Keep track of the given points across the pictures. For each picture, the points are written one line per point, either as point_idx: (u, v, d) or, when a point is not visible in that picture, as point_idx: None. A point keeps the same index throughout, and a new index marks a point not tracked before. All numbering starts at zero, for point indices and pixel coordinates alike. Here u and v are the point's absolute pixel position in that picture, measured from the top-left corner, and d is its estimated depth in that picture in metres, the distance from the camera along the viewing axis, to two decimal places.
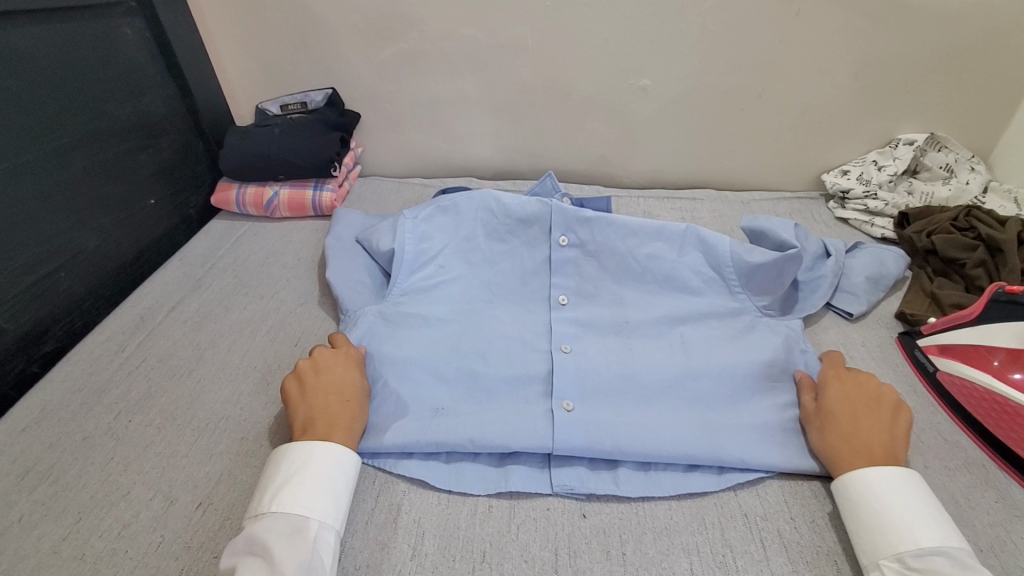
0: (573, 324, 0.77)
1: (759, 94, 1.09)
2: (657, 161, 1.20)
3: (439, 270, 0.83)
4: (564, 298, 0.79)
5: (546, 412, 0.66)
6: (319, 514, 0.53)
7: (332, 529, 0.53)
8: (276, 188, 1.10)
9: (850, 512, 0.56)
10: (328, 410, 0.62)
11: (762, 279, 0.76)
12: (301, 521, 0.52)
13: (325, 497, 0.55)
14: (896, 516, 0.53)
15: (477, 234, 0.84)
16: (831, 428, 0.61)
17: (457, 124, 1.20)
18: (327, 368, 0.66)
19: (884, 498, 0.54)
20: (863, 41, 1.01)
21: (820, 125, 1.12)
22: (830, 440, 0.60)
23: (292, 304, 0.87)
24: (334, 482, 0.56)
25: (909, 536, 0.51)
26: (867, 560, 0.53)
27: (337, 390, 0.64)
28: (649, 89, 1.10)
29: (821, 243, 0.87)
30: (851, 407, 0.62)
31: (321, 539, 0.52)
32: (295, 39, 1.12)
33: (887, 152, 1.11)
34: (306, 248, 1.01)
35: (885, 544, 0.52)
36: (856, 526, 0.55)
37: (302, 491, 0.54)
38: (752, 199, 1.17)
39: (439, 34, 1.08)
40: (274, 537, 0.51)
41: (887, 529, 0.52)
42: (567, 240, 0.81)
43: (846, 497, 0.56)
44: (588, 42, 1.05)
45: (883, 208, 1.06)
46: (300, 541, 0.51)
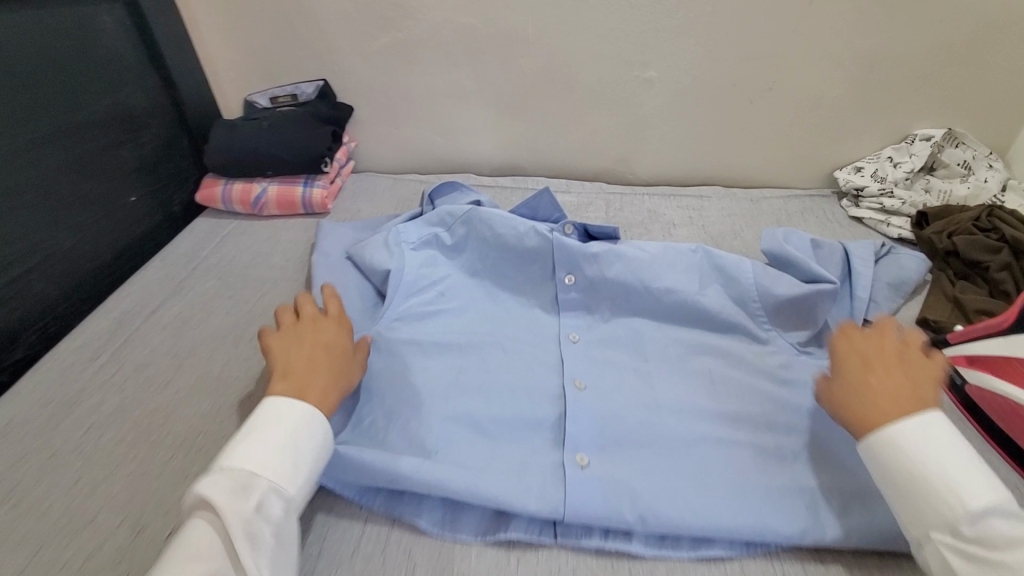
0: (586, 359, 0.72)
1: (769, 86, 1.04)
2: (661, 157, 1.15)
3: (440, 296, 0.80)
4: (576, 335, 0.75)
5: (557, 466, 0.59)
6: (270, 475, 0.48)
7: (284, 495, 0.48)
8: (264, 185, 1.05)
9: (888, 479, 0.49)
10: (309, 366, 0.58)
11: (791, 314, 0.73)
12: (249, 477, 0.47)
13: (280, 458, 0.49)
14: (942, 480, 0.46)
15: (478, 269, 0.84)
16: (848, 381, 0.56)
17: (454, 117, 1.15)
18: (316, 326, 0.64)
19: (927, 462, 0.47)
20: (882, 31, 0.96)
21: (834, 120, 1.06)
22: (843, 390, 0.56)
23: (278, 309, 0.82)
24: (295, 446, 0.51)
25: (958, 503, 0.45)
26: (917, 532, 0.47)
27: (323, 345, 0.61)
28: (655, 81, 1.05)
29: (845, 257, 0.84)
30: (865, 359, 0.57)
31: (268, 503, 0.47)
32: (284, 28, 1.07)
33: (903, 149, 1.06)
34: (294, 248, 0.96)
35: (933, 514, 0.46)
36: (898, 495, 0.49)
37: (256, 448, 0.49)
38: (762, 197, 1.12)
39: (435, 22, 1.03)
40: (218, 490, 0.46)
41: (934, 497, 0.46)
42: (573, 279, 0.78)
43: (881, 464, 0.50)
44: (590, 32, 1.00)
45: (899, 207, 1.01)
46: (245, 499, 0.46)
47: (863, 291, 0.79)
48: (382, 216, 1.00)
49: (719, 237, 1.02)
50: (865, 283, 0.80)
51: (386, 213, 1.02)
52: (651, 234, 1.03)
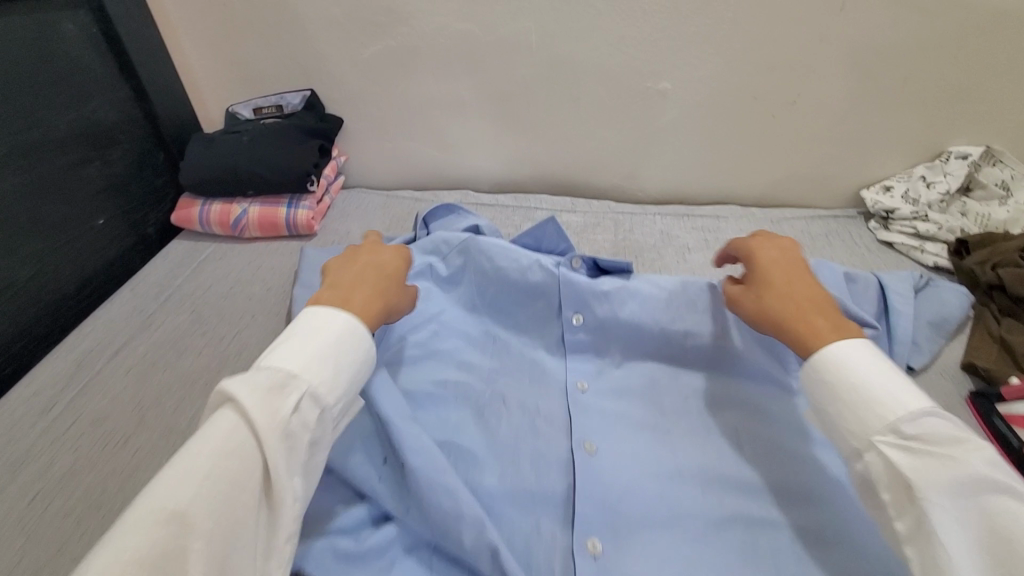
0: (597, 414, 0.64)
1: (794, 98, 0.95)
2: (674, 174, 1.07)
3: (435, 335, 0.72)
4: (584, 383, 0.67)
5: (566, 558, 0.52)
6: (310, 379, 0.44)
7: (321, 403, 0.45)
8: (244, 205, 0.96)
9: (833, 396, 0.49)
10: (359, 282, 0.55)
11: None
12: (287, 377, 0.43)
13: (320, 362, 0.46)
14: (883, 389, 0.46)
15: (477, 304, 0.76)
16: (775, 291, 0.57)
17: (451, 130, 1.07)
18: (374, 249, 0.62)
19: (867, 373, 0.47)
20: (921, 41, 0.87)
21: (862, 136, 0.98)
22: (769, 301, 0.57)
23: (255, 350, 0.75)
24: (336, 354, 0.47)
25: (901, 405, 0.45)
26: (860, 441, 0.46)
27: (376, 266, 0.59)
28: (669, 93, 0.97)
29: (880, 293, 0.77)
30: (783, 273, 0.59)
31: (303, 408, 0.43)
32: (267, 34, 0.99)
33: (936, 167, 0.97)
34: (276, 276, 0.89)
35: (878, 418, 0.45)
36: (842, 409, 0.48)
37: (295, 348, 0.46)
38: (782, 217, 1.04)
39: (430, 28, 0.94)
40: (252, 389, 0.43)
41: (875, 403, 0.46)
42: (581, 319, 0.70)
43: (825, 381, 0.49)
44: (599, 40, 0.92)
45: (935, 231, 0.93)
46: (278, 401, 0.42)
47: (906, 334, 0.72)
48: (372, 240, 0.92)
49: None
50: (908, 324, 0.73)
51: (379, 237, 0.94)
52: (664, 260, 0.95)
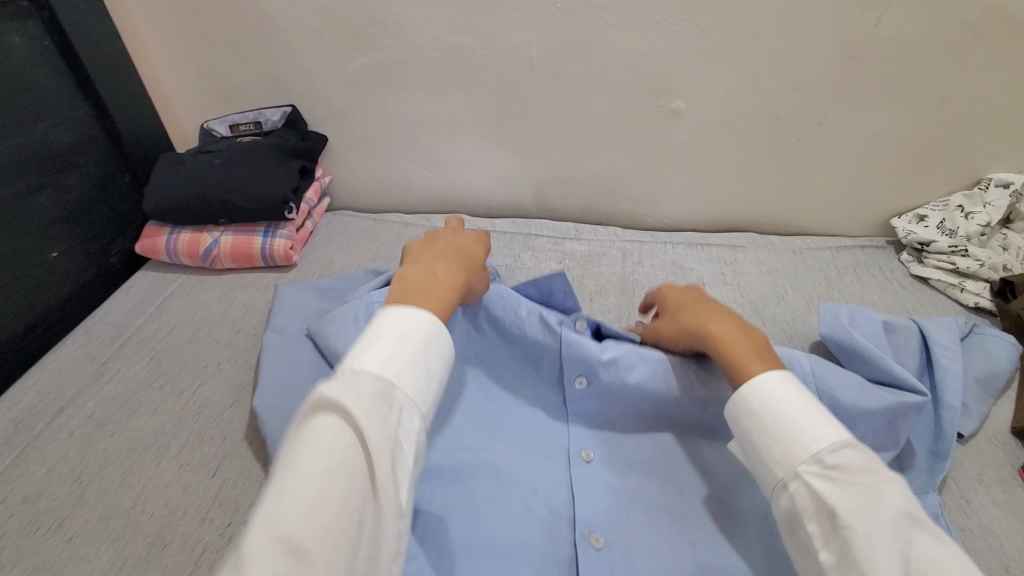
0: (605, 493, 0.57)
1: (820, 120, 0.86)
2: (687, 199, 0.98)
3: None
4: (589, 452, 0.60)
5: None
6: (407, 387, 0.41)
7: (418, 413, 0.41)
8: (215, 234, 0.88)
9: (755, 422, 0.45)
10: (439, 262, 0.55)
11: (868, 430, 0.60)
12: (387, 388, 0.39)
13: (414, 369, 0.42)
14: (801, 412, 0.43)
15: (472, 356, 0.67)
16: (683, 311, 0.59)
17: (445, 149, 0.98)
18: (456, 240, 0.62)
19: (785, 397, 0.45)
20: (965, 59, 0.78)
21: (895, 161, 0.89)
22: (683, 316, 0.58)
23: (216, 407, 0.67)
24: (426, 359, 0.43)
25: (819, 433, 0.42)
26: (784, 471, 0.42)
27: (454, 255, 0.59)
28: (683, 113, 0.88)
29: (922, 345, 0.68)
30: (693, 295, 0.61)
31: (404, 420, 0.40)
32: (241, 46, 0.90)
33: (975, 196, 0.88)
34: (248, 316, 0.81)
35: (800, 446, 0.42)
36: (765, 436, 0.44)
37: (387, 352, 0.41)
38: (804, 247, 0.96)
39: (419, 40, 0.86)
40: (359, 396, 0.38)
41: (795, 430, 0.43)
42: (585, 382, 0.61)
43: (747, 408, 0.46)
44: (606, 55, 0.83)
45: (976, 269, 0.84)
46: (384, 409, 0.38)
47: (956, 398, 0.63)
48: (356, 274, 0.83)
49: (757, 302, 0.86)
50: (957, 385, 0.64)
51: (362, 270, 0.85)
52: None
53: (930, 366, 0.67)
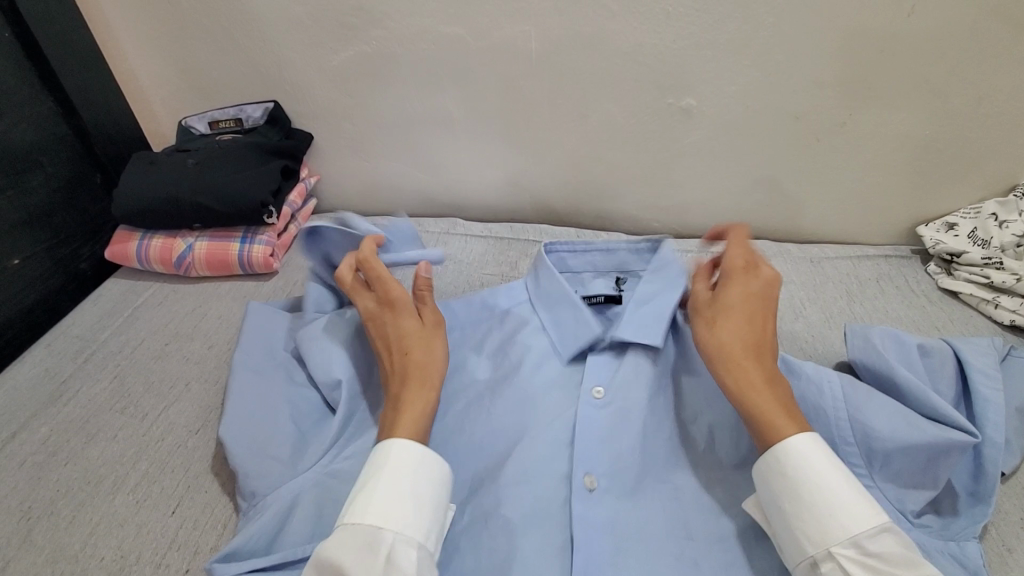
0: (606, 532, 0.52)
1: (843, 120, 0.79)
2: (696, 205, 0.92)
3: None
4: (592, 479, 0.55)
5: None
6: (394, 524, 0.45)
7: (412, 544, 0.45)
8: (190, 240, 0.83)
9: (791, 494, 0.48)
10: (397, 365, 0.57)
11: (904, 466, 0.54)
12: (374, 533, 0.44)
13: (396, 503, 0.46)
14: (845, 492, 0.46)
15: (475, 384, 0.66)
16: (722, 325, 0.56)
17: (438, 149, 0.91)
18: (396, 310, 0.60)
19: (828, 475, 0.47)
20: (1007, 55, 0.71)
21: (923, 166, 0.82)
22: (726, 337, 0.56)
23: (181, 434, 0.62)
24: (412, 489, 0.47)
25: (863, 516, 0.45)
26: (816, 550, 0.45)
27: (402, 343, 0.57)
28: (695, 112, 0.81)
29: (957, 374, 0.61)
30: (748, 301, 0.58)
31: (398, 556, 0.44)
32: (219, 37, 0.84)
33: (1010, 203, 0.81)
34: (223, 329, 0.75)
35: (838, 528, 0.45)
36: (799, 510, 0.47)
37: (369, 499, 0.46)
38: (824, 256, 0.89)
39: (410, 32, 0.79)
40: (346, 555, 0.43)
41: (833, 512, 0.46)
42: (601, 392, 0.60)
43: (789, 477, 0.48)
44: (612, 47, 0.77)
45: (1014, 283, 0.77)
46: (373, 559, 0.43)
47: (999, 433, 0.56)
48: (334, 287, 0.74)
49: None
50: (1000, 419, 0.57)
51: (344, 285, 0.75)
52: None
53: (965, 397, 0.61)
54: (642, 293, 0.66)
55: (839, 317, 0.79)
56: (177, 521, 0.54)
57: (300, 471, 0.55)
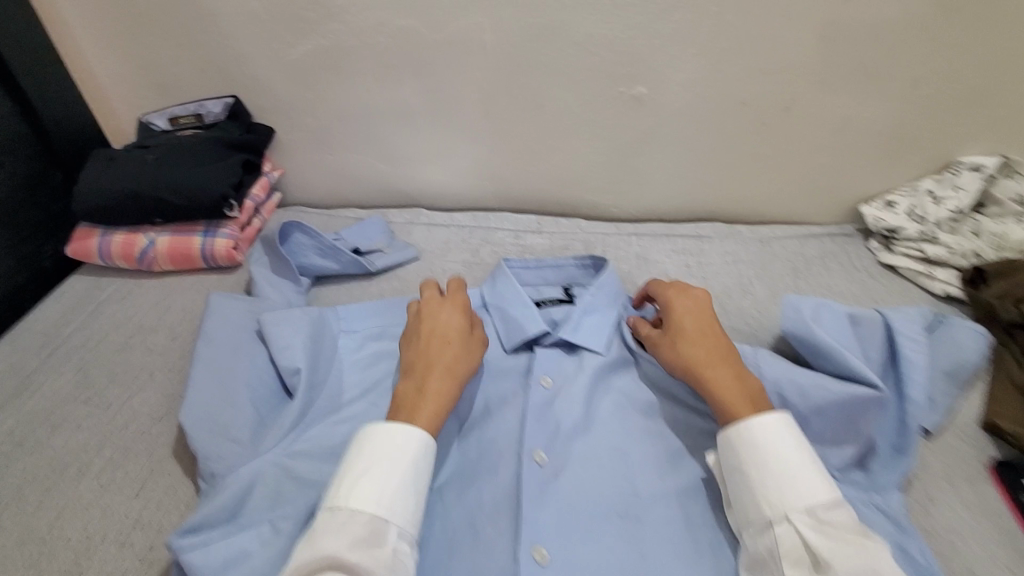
0: (553, 499, 0.56)
1: (787, 105, 0.83)
2: (652, 189, 0.95)
3: (370, 408, 0.63)
4: (542, 453, 0.58)
5: None
6: (398, 519, 0.48)
7: (408, 539, 0.48)
8: (151, 235, 0.84)
9: (753, 462, 0.51)
10: (428, 350, 0.59)
11: (823, 426, 0.58)
12: (376, 523, 0.47)
13: (397, 497, 0.49)
14: (800, 465, 0.50)
15: None
16: (677, 345, 0.60)
17: (399, 141, 0.93)
18: (437, 311, 0.63)
19: (788, 447, 0.50)
20: (934, 39, 0.75)
21: (865, 146, 0.86)
22: (681, 351, 0.60)
23: (144, 421, 0.63)
24: (414, 484, 0.50)
25: (818, 487, 0.48)
26: (774, 512, 0.48)
27: (441, 336, 0.61)
28: (646, 100, 0.84)
29: (884, 339, 0.65)
30: (697, 320, 0.62)
31: (398, 551, 0.47)
32: (177, 34, 0.85)
33: (945, 181, 0.86)
34: (186, 321, 0.77)
35: (795, 497, 0.48)
36: (763, 476, 0.50)
37: (376, 490, 0.48)
38: (773, 237, 0.93)
39: (366, 25, 0.81)
40: (349, 543, 0.45)
41: (793, 482, 0.49)
42: (550, 381, 0.65)
43: (752, 443, 0.51)
44: (564, 37, 0.79)
45: (944, 256, 0.82)
46: (377, 549, 0.46)
47: (920, 392, 0.61)
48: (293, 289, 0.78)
49: (722, 294, 0.83)
50: (921, 380, 0.61)
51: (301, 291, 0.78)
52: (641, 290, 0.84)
53: (892, 361, 0.64)
54: (595, 301, 0.71)
55: (785, 293, 0.83)
56: (142, 503, 0.56)
57: (260, 452, 0.57)
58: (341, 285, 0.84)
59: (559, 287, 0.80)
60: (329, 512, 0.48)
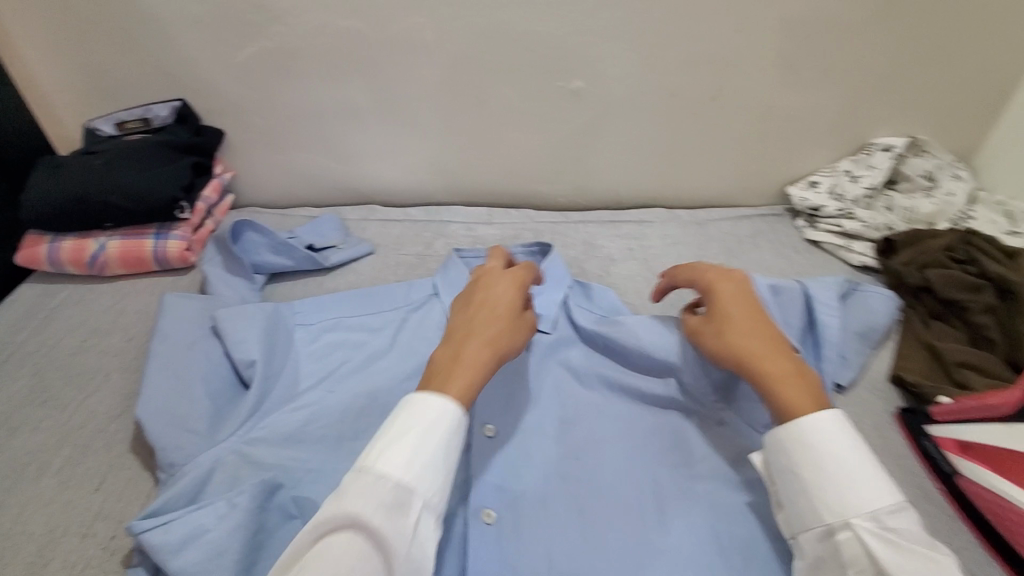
0: (501, 465, 0.62)
1: (714, 95, 0.89)
2: (596, 178, 0.99)
3: (326, 395, 0.65)
4: (491, 426, 0.64)
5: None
6: (425, 490, 0.47)
7: (432, 511, 0.48)
8: (102, 240, 0.84)
9: (808, 464, 0.51)
10: (473, 328, 0.57)
11: None
12: (407, 493, 0.46)
13: (430, 470, 0.48)
14: (859, 470, 0.49)
15: (381, 352, 0.70)
16: (726, 326, 0.59)
17: (350, 140, 0.96)
18: (488, 287, 0.61)
19: (844, 447, 0.50)
20: (841, 31, 0.82)
21: (788, 131, 0.93)
22: (726, 335, 0.58)
23: (102, 420, 0.64)
24: (445, 457, 0.49)
25: (879, 493, 0.48)
26: (834, 519, 0.48)
27: (490, 311, 0.59)
28: (584, 93, 0.89)
29: (804, 307, 0.69)
30: (747, 300, 0.60)
31: (421, 521, 0.47)
32: (120, 38, 0.85)
33: (861, 161, 0.93)
34: (141, 322, 0.78)
35: (858, 502, 0.48)
36: (820, 479, 0.50)
37: (409, 458, 0.48)
38: (710, 219, 0.99)
39: (310, 27, 0.83)
40: (375, 509, 0.45)
41: (854, 487, 0.49)
42: None
43: (807, 444, 0.51)
44: (502, 35, 0.83)
45: (861, 230, 0.90)
46: (403, 518, 0.46)
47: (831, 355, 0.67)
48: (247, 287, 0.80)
49: None
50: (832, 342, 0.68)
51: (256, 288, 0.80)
52: (587, 273, 0.89)
53: (811, 327, 0.70)
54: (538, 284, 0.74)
55: None
56: (104, 496, 0.57)
57: (218, 442, 0.59)
58: (296, 280, 0.86)
59: None
60: (358, 478, 0.47)
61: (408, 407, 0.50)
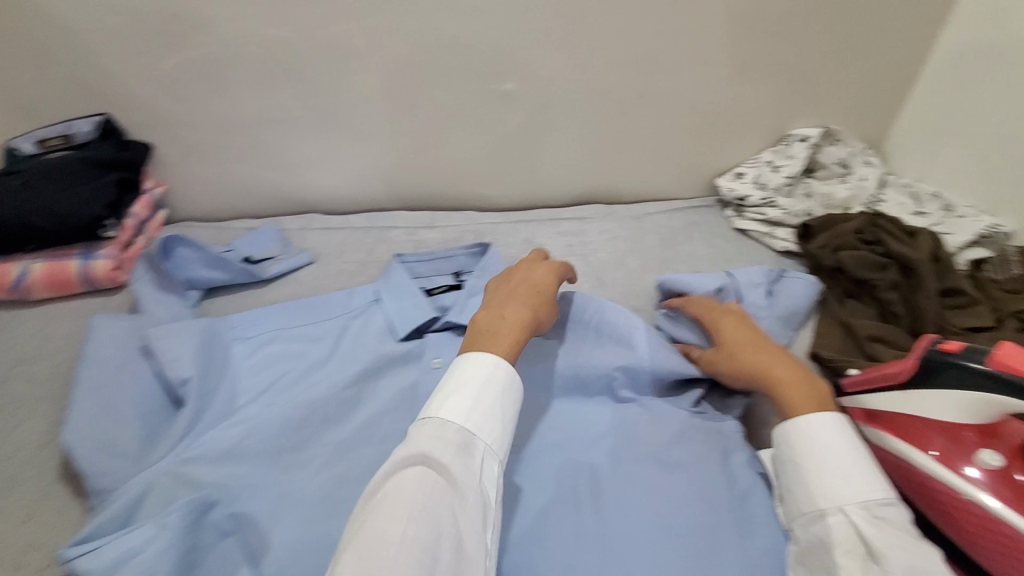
0: None
1: (641, 93, 0.92)
2: (535, 177, 1.01)
3: (264, 408, 0.64)
4: None
5: None
6: (487, 437, 0.50)
7: (496, 459, 0.50)
8: (23, 263, 0.81)
9: (809, 453, 0.54)
10: (518, 300, 0.63)
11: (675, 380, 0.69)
12: (468, 440, 0.49)
13: (492, 421, 0.51)
14: (854, 460, 0.52)
15: (323, 362, 0.71)
16: (735, 351, 0.64)
17: (285, 149, 0.95)
18: (533, 273, 0.68)
19: (843, 440, 0.54)
20: (751, 30, 0.87)
21: (713, 125, 0.97)
22: (736, 357, 0.64)
23: (28, 449, 0.62)
24: (502, 412, 0.52)
25: (871, 485, 0.51)
26: (828, 504, 0.51)
27: (536, 289, 0.65)
28: (516, 95, 0.91)
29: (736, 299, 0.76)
30: (747, 328, 0.67)
31: (485, 464, 0.49)
32: (33, 53, 0.82)
33: (781, 151, 0.99)
34: (69, 346, 0.75)
35: (851, 491, 0.51)
36: (817, 467, 0.53)
37: (476, 400, 0.51)
38: (646, 213, 1.03)
39: (234, 36, 0.82)
40: (443, 447, 0.48)
41: (849, 477, 0.51)
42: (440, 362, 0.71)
43: (811, 436, 0.54)
44: (431, 40, 0.84)
45: (783, 218, 0.95)
46: (468, 457, 0.48)
47: None
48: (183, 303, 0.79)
49: (601, 269, 0.92)
50: None
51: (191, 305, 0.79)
52: None
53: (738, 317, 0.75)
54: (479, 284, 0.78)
55: (655, 262, 0.93)
56: (32, 527, 0.56)
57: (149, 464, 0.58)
58: (233, 295, 0.85)
59: (450, 275, 0.85)
60: (431, 419, 0.50)
61: (468, 357, 0.55)
